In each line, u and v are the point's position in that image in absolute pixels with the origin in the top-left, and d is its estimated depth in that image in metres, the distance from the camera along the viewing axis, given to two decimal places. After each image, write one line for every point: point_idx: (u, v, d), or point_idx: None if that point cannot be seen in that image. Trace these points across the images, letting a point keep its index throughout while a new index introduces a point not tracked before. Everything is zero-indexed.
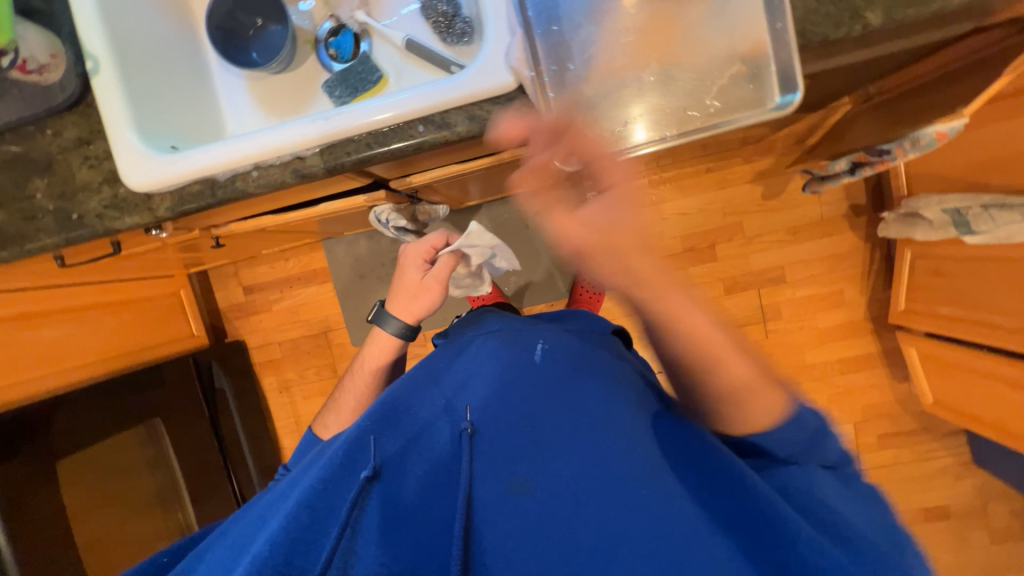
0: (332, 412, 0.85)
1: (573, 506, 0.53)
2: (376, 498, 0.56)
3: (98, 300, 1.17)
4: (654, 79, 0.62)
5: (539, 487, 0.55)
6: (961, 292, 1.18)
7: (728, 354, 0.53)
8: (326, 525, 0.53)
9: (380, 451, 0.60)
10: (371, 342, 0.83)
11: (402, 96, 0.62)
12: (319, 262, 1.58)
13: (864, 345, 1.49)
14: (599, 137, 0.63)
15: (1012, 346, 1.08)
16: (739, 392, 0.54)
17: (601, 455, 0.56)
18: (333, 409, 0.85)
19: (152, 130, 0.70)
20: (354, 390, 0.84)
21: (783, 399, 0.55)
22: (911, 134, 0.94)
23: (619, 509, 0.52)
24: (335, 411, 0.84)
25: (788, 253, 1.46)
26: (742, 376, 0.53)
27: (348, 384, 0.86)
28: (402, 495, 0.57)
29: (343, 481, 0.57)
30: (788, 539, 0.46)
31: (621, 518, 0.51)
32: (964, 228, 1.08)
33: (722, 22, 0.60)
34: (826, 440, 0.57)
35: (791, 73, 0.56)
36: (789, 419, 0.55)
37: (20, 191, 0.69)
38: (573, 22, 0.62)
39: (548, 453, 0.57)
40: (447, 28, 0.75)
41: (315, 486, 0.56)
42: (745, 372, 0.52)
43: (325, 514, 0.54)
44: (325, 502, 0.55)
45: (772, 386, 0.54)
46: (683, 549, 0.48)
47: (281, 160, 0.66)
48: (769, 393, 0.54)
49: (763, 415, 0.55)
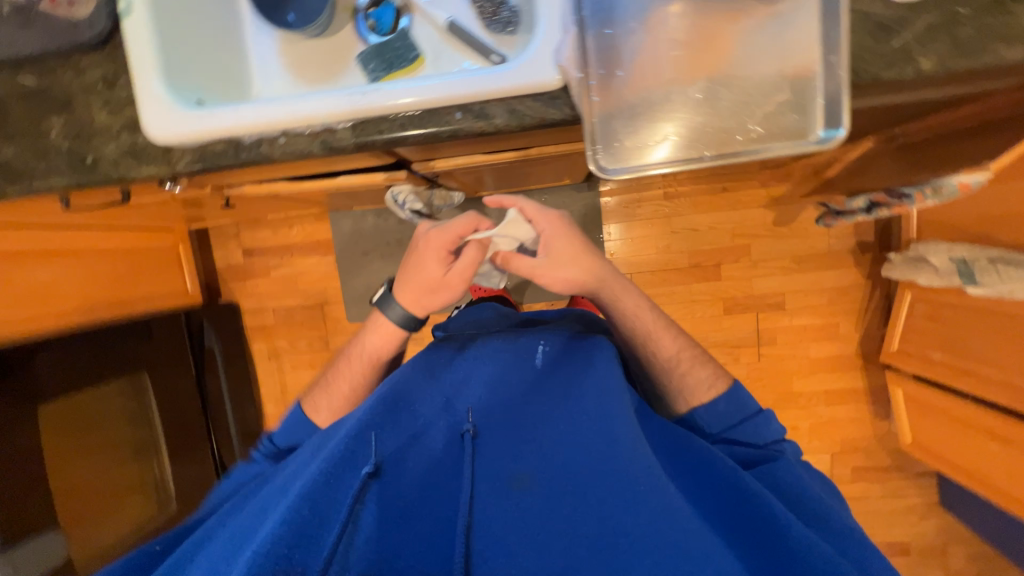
0: (325, 393, 0.83)
1: (579, 507, 0.51)
2: (378, 496, 0.52)
3: (96, 245, 1.14)
4: (700, 97, 0.60)
5: (548, 484, 0.53)
6: (956, 340, 1.21)
7: (665, 332, 0.77)
8: (329, 518, 0.49)
9: (380, 447, 0.57)
10: (372, 330, 0.80)
11: (444, 80, 0.61)
12: (322, 233, 1.57)
13: (851, 380, 1.51)
14: (634, 148, 0.61)
15: (999, 398, 1.10)
16: (684, 360, 0.75)
17: (605, 454, 0.55)
18: (327, 389, 0.84)
19: (179, 81, 0.68)
20: (350, 377, 0.82)
21: (717, 378, 0.75)
22: (934, 181, 0.95)
23: (633, 501, 0.51)
24: (329, 394, 0.83)
25: (790, 281, 1.47)
26: (674, 350, 0.76)
27: (344, 368, 0.84)
28: (406, 493, 0.54)
29: (345, 477, 0.53)
30: (780, 521, 0.51)
31: (635, 511, 0.50)
32: (969, 278, 1.09)
33: (775, 47, 0.59)
34: (762, 420, 0.71)
35: (839, 103, 0.56)
36: (726, 394, 0.72)
37: (34, 126, 0.66)
38: (626, 26, 0.60)
39: (551, 455, 0.56)
40: (492, 15, 0.75)
41: (317, 478, 0.51)
42: (670, 347, 0.76)
43: (328, 509, 0.50)
44: (326, 495, 0.50)
45: (705, 361, 0.77)
46: (687, 540, 0.47)
47: (310, 130, 0.64)
48: (705, 365, 0.76)
49: (705, 380, 0.74)
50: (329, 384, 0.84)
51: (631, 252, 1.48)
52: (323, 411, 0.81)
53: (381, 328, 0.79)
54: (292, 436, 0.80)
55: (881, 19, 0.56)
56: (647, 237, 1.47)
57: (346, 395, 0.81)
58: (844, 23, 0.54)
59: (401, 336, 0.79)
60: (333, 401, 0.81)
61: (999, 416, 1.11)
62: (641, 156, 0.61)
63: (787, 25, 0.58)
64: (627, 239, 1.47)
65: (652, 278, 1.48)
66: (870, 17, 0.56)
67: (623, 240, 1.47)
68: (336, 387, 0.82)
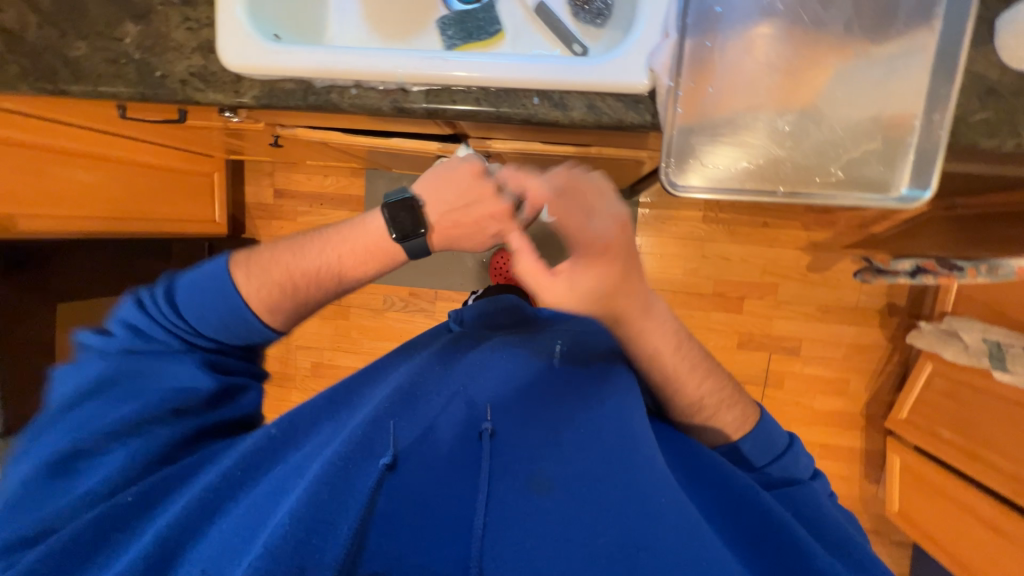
0: (264, 283, 0.59)
1: (595, 516, 0.50)
2: (393, 488, 0.52)
3: (134, 157, 1.12)
4: (788, 129, 0.60)
5: (563, 488, 0.53)
6: (970, 421, 1.18)
7: (693, 374, 0.66)
8: (347, 507, 0.48)
9: (396, 436, 0.56)
10: (373, 240, 0.62)
11: (529, 61, 0.60)
12: (356, 189, 1.49)
13: (850, 439, 1.48)
14: (714, 170, 0.61)
15: (1001, 488, 1.08)
16: (707, 408, 0.66)
17: (622, 467, 0.54)
18: (270, 279, 0.60)
19: (261, 12, 0.67)
20: (319, 280, 0.61)
21: (745, 417, 0.66)
22: (991, 261, 0.93)
23: (648, 513, 0.50)
24: (275, 290, 0.60)
25: (811, 329, 1.43)
26: (699, 395, 0.66)
27: (307, 259, 0.61)
28: (423, 490, 0.53)
29: (362, 466, 0.52)
30: (806, 551, 0.49)
31: (651, 520, 0.49)
32: (998, 362, 1.08)
33: (867, 94, 0.59)
34: (794, 452, 0.66)
35: (932, 158, 0.57)
36: (755, 430, 0.65)
37: (109, 30, 0.66)
38: (725, 43, 0.59)
39: (567, 462, 0.56)
40: (583, 3, 0.72)
41: (335, 463, 0.50)
42: (698, 387, 0.66)
43: (346, 496, 0.49)
44: (344, 483, 0.49)
45: (737, 400, 0.68)
46: (705, 558, 0.46)
47: (383, 87, 0.63)
48: (736, 406, 0.67)
49: (731, 426, 0.66)
50: (274, 273, 0.60)
51: (657, 269, 1.43)
52: (270, 316, 0.60)
53: (390, 249, 0.62)
54: (224, 331, 0.59)
55: (993, 83, 0.56)
56: (675, 256, 1.42)
57: (306, 304, 0.62)
58: (957, 82, 0.54)
59: (397, 255, 0.63)
60: (284, 307, 0.60)
61: (997, 504, 1.09)
62: (719, 178, 0.61)
63: (881, 72, 0.58)
64: (656, 255, 1.42)
65: (673, 298, 1.44)
66: (984, 80, 0.56)
67: (652, 255, 1.42)
68: (289, 287, 0.60)
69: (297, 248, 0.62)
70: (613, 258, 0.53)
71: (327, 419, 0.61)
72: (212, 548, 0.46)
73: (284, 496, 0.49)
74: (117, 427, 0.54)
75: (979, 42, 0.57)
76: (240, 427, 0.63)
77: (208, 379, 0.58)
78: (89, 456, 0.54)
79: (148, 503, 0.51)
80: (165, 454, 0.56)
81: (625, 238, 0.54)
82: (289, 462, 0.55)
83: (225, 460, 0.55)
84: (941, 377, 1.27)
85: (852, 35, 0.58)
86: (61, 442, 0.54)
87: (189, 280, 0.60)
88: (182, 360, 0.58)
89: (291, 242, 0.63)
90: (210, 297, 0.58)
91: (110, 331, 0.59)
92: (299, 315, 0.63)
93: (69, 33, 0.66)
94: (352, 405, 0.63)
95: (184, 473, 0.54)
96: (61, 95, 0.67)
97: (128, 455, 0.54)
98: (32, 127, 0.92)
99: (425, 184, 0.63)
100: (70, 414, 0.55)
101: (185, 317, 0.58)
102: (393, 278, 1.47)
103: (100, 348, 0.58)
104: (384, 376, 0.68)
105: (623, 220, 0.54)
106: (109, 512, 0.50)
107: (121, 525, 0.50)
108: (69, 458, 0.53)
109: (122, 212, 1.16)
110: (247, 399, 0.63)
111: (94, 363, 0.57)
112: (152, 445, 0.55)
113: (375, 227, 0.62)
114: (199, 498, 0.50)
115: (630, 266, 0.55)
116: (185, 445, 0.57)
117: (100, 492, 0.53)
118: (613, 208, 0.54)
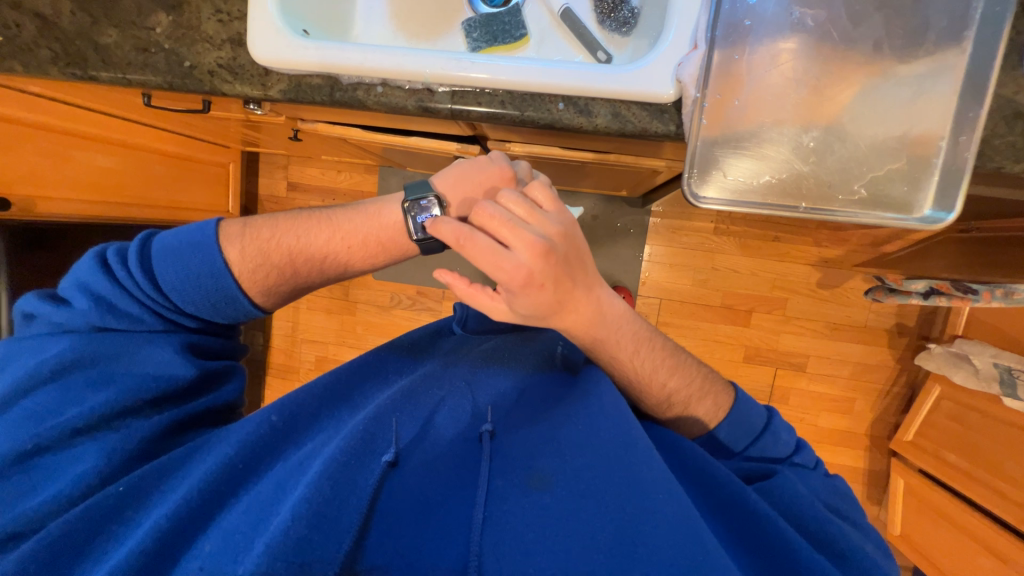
0: (260, 263, 0.59)
1: (594, 512, 0.48)
2: (396, 486, 0.52)
3: (154, 146, 1.13)
4: (813, 145, 0.60)
5: (563, 482, 0.51)
6: (978, 446, 1.17)
7: (658, 374, 0.64)
8: (349, 504, 0.48)
9: (400, 434, 0.56)
10: (387, 234, 0.61)
11: (555, 66, 0.60)
12: (369, 185, 1.50)
13: (854, 458, 1.46)
14: (735, 182, 0.61)
15: (1006, 515, 1.07)
16: (678, 403, 0.64)
17: (621, 459, 0.52)
18: (266, 260, 0.59)
19: (292, 8, 0.68)
20: (322, 266, 0.62)
21: (718, 409, 0.64)
22: (1010, 286, 0.94)
23: (641, 505, 0.47)
24: (271, 272, 0.60)
25: (818, 345, 1.42)
26: (667, 392, 0.64)
27: (310, 244, 0.61)
28: (426, 490, 0.53)
29: (364, 462, 0.52)
30: (790, 544, 0.48)
31: (644, 514, 0.47)
32: (1008, 389, 1.08)
33: (889, 114, 0.59)
34: (773, 430, 0.64)
35: (959, 181, 0.57)
36: (731, 417, 0.64)
37: (141, 19, 0.66)
38: (751, 56, 0.60)
39: (564, 455, 0.54)
40: (610, 11, 0.73)
41: (337, 459, 0.50)
42: (672, 379, 0.64)
43: (348, 494, 0.48)
44: (346, 481, 0.49)
45: (711, 390, 0.66)
46: (705, 551, 0.44)
47: (409, 86, 0.64)
48: (709, 396, 0.65)
49: (705, 418, 0.64)
50: (271, 254, 0.60)
51: (666, 278, 1.43)
52: (263, 298, 0.60)
53: (404, 246, 0.62)
54: (212, 311, 0.59)
55: (1020, 106, 0.56)
56: (684, 267, 1.42)
57: (302, 286, 0.63)
58: (985, 106, 0.55)
59: (406, 248, 0.62)
60: (279, 289, 0.61)
61: (1002, 532, 1.08)
62: (738, 191, 0.61)
63: (903, 91, 0.58)
64: (665, 264, 1.42)
65: (680, 309, 1.44)
66: (1011, 104, 0.56)
67: (661, 264, 1.42)
68: (287, 270, 0.60)
69: (297, 229, 0.61)
70: (548, 279, 0.52)
71: (328, 414, 0.60)
72: (215, 544, 0.46)
73: (287, 492, 0.49)
74: (85, 419, 0.52)
75: (1009, 66, 0.57)
76: (218, 413, 0.62)
77: (186, 365, 0.57)
78: (60, 449, 0.52)
79: (136, 496, 0.50)
80: (143, 446, 0.54)
81: (563, 251, 0.53)
82: (290, 458, 0.54)
83: (224, 445, 0.53)
84: (951, 401, 1.26)
85: (881, 54, 0.59)
86: (23, 436, 0.51)
87: (160, 258, 0.57)
88: (157, 344, 0.56)
89: (291, 221, 0.62)
90: (194, 277, 0.57)
91: (69, 310, 0.55)
92: (292, 295, 0.64)
93: (101, 20, 0.67)
94: (352, 399, 0.62)
95: (168, 464, 0.52)
96: (90, 80, 0.68)
97: (102, 449, 0.52)
98: (54, 111, 0.93)
99: (448, 181, 0.61)
100: (31, 406, 0.52)
101: (162, 294, 0.57)
102: (401, 276, 1.48)
103: (59, 330, 0.55)
104: (385, 372, 0.67)
105: (558, 234, 0.53)
106: (94, 509, 0.48)
107: (110, 520, 0.48)
108: (37, 452, 0.51)
109: (139, 198, 1.18)
110: (224, 386, 0.63)
111: (53, 346, 0.53)
112: (126, 436, 0.53)
113: (388, 220, 0.61)
114: (199, 493, 0.49)
115: (570, 280, 0.54)
116: (161, 434, 0.55)
117: (76, 490, 0.50)
118: (547, 221, 0.53)
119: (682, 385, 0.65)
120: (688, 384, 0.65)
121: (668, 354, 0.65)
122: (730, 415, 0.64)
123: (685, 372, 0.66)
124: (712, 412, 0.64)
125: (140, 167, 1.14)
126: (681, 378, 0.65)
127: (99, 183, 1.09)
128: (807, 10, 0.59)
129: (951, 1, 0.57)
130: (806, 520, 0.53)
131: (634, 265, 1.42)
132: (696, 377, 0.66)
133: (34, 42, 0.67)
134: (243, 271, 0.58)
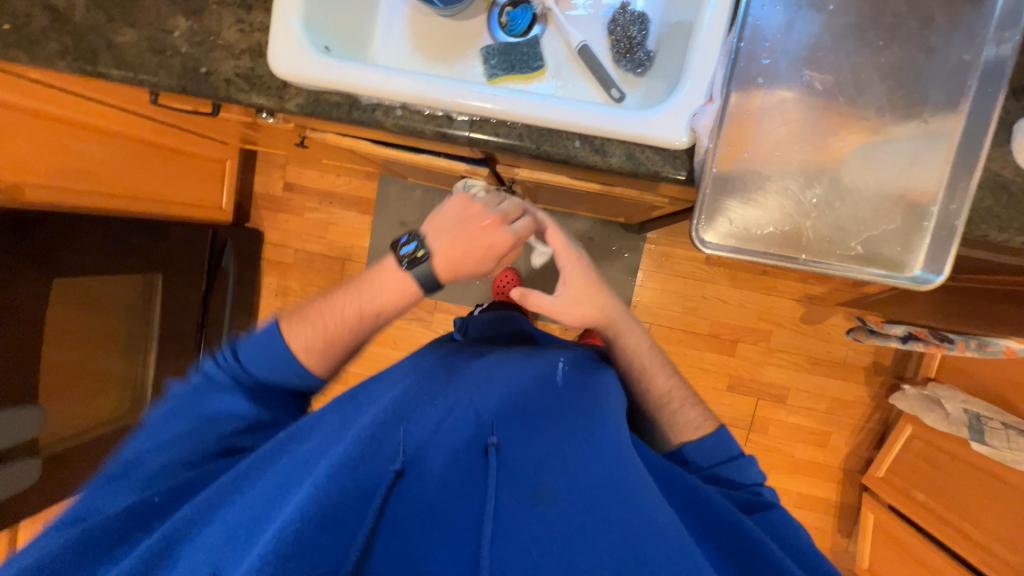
0: (309, 333, 0.68)
1: (594, 532, 0.49)
2: (398, 495, 0.51)
3: (151, 138, 1.11)
4: (816, 201, 0.63)
5: (566, 501, 0.52)
6: (946, 488, 1.20)
7: (660, 370, 0.75)
8: (355, 509, 0.47)
9: (408, 443, 0.55)
10: (390, 287, 0.69)
11: (575, 105, 0.62)
12: (368, 191, 1.49)
13: (826, 490, 1.50)
14: (739, 227, 0.64)
15: (969, 556, 1.11)
16: (672, 399, 0.72)
17: (620, 483, 0.53)
18: (314, 330, 0.68)
19: (315, 24, 0.68)
20: (354, 329, 0.69)
21: (707, 418, 0.70)
22: (982, 337, 1.04)
23: (636, 529, 0.49)
24: (317, 339, 0.67)
25: (799, 377, 1.46)
26: (666, 388, 0.73)
27: (341, 311, 0.69)
28: (430, 500, 0.51)
29: (369, 468, 0.51)
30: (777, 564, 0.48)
31: (636, 538, 0.48)
32: (976, 434, 1.12)
33: (892, 166, 0.62)
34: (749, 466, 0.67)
35: (948, 247, 0.60)
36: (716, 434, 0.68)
37: (158, 21, 0.66)
38: (769, 99, 0.63)
39: (568, 472, 0.54)
40: (626, 51, 0.75)
41: (342, 465, 0.49)
42: (668, 384, 0.73)
43: (353, 497, 0.48)
44: (352, 485, 0.48)
45: (699, 404, 0.73)
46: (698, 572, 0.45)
47: (429, 111, 0.65)
48: (698, 407, 0.72)
49: (695, 421, 0.70)
50: (316, 325, 0.68)
51: (655, 304, 1.45)
52: (312, 361, 0.68)
53: (406, 293, 0.69)
54: (272, 373, 0.67)
55: (1007, 181, 0.60)
56: (675, 293, 1.45)
57: (344, 350, 0.69)
58: (976, 180, 0.59)
59: (416, 293, 0.69)
60: (322, 352, 0.68)
61: (965, 573, 1.11)
62: (742, 235, 0.64)
63: (900, 149, 0.62)
64: (656, 291, 1.45)
65: (669, 334, 1.46)
66: (997, 178, 0.61)
67: (653, 290, 1.45)
68: (328, 336, 0.68)
69: (335, 302, 0.70)
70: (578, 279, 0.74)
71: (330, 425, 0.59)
72: (211, 545, 0.46)
73: (289, 500, 0.48)
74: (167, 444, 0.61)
75: (998, 142, 0.61)
76: None
77: (245, 406, 0.65)
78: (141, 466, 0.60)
79: (166, 505, 0.55)
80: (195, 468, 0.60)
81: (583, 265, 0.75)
82: (290, 468, 0.53)
83: None
84: (919, 441, 1.31)
85: (885, 118, 0.62)
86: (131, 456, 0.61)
87: (247, 339, 0.69)
88: (230, 392, 0.65)
89: (332, 296, 0.71)
90: (260, 350, 0.67)
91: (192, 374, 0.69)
92: (338, 361, 0.71)
93: (116, 18, 0.66)
94: (354, 409, 0.62)
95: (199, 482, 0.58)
96: (99, 77, 0.67)
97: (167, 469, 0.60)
98: (51, 97, 0.90)
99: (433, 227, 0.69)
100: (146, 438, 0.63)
101: (241, 364, 0.67)
102: None
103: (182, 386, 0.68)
104: (387, 383, 0.66)
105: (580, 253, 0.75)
106: (130, 510, 0.54)
107: (136, 526, 0.53)
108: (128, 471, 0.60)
109: (136, 190, 1.16)
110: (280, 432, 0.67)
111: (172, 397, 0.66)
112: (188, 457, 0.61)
113: (392, 269, 0.69)
114: None
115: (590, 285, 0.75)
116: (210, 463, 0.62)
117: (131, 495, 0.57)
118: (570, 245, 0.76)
119: (676, 388, 0.74)
120: (678, 391, 0.73)
121: (667, 364, 0.77)
122: (706, 426, 0.70)
123: (680, 381, 0.75)
124: (694, 420, 0.70)
125: (136, 156, 1.11)
126: (674, 384, 0.74)
127: (95, 171, 1.06)
128: (818, 74, 0.62)
129: (948, 77, 0.61)
130: (800, 550, 0.55)
131: (626, 288, 1.44)
132: (687, 388, 0.75)
133: (42, 33, 0.65)
134: (295, 340, 0.67)
